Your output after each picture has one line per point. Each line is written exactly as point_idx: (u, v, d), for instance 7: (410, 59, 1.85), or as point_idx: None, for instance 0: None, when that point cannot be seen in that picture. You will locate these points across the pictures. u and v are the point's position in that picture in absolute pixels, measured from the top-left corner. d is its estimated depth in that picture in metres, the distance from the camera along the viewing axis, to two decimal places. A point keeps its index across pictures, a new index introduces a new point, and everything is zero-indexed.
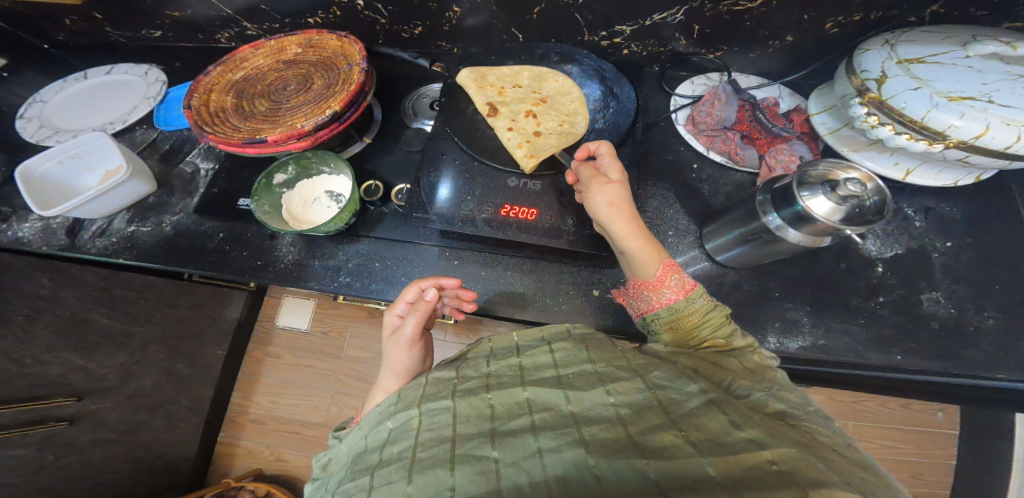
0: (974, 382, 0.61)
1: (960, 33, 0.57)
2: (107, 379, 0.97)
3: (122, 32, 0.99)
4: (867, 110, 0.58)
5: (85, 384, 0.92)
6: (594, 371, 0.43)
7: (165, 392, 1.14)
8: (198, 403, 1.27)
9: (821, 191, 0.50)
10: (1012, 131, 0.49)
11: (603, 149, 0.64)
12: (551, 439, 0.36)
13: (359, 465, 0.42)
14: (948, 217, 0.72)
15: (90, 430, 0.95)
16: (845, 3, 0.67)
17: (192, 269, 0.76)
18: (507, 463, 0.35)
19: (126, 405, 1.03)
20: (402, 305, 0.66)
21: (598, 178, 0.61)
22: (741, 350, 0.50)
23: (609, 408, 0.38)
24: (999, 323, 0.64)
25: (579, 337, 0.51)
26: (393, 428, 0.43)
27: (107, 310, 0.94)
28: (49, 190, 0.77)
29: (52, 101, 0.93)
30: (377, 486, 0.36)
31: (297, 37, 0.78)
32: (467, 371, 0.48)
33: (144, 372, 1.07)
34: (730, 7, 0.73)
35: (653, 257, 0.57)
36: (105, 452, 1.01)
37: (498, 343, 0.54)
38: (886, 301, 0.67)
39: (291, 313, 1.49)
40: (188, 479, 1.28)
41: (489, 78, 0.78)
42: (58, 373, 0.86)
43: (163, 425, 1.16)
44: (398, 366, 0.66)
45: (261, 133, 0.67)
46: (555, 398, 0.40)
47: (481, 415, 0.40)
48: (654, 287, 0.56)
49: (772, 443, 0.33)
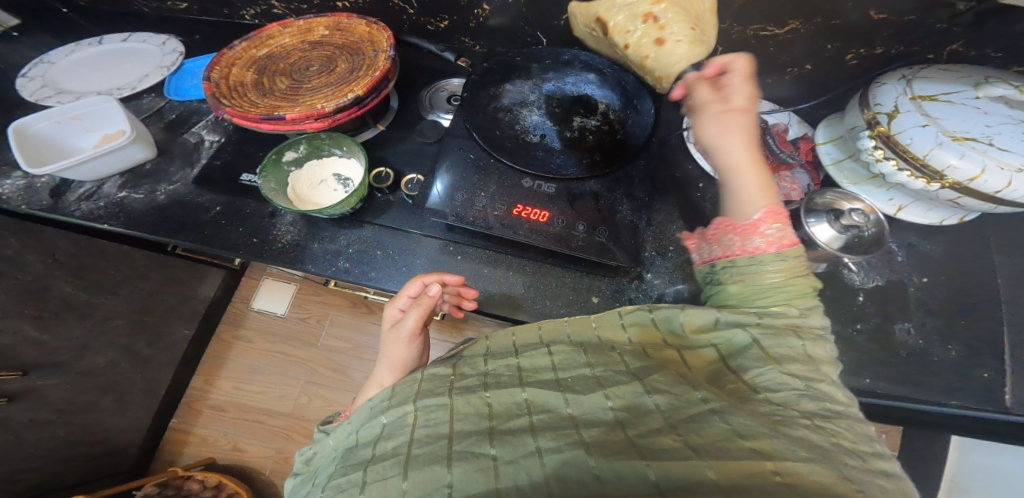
0: (933, 409, 0.64)
1: (974, 74, 0.61)
2: (58, 353, 0.93)
3: (146, 2, 0.96)
4: (874, 143, 0.61)
5: (34, 358, 0.88)
6: (594, 375, 0.44)
7: (119, 372, 1.11)
8: (153, 386, 1.23)
9: (825, 218, 0.54)
10: (1004, 176, 0.52)
11: (737, 67, 0.60)
12: (550, 439, 0.37)
13: (349, 459, 0.42)
14: (928, 254, 0.77)
15: (30, 409, 0.90)
16: (870, 35, 0.71)
17: (180, 241, 0.74)
18: (506, 462, 0.35)
19: (74, 383, 0.98)
20: (403, 299, 0.66)
21: (719, 107, 0.61)
22: (816, 336, 0.48)
23: (608, 412, 0.39)
24: (961, 354, 0.67)
25: (577, 341, 0.52)
26: (387, 423, 0.43)
27: (73, 279, 0.90)
28: (42, 149, 0.74)
29: (59, 63, 0.89)
30: (372, 481, 0.36)
31: (325, 19, 0.77)
32: (465, 369, 0.48)
33: (100, 348, 1.03)
34: (758, 31, 0.76)
35: (758, 198, 0.58)
36: (49, 430, 0.96)
37: (495, 343, 0.55)
38: (863, 329, 0.70)
39: (273, 298, 1.45)
40: (129, 466, 1.23)
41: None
42: (5, 344, 0.81)
43: (111, 408, 1.11)
44: (396, 359, 0.65)
45: (279, 110, 0.66)
46: (554, 400, 0.41)
47: (479, 413, 0.40)
48: (750, 230, 0.56)
49: (769, 448, 0.33)
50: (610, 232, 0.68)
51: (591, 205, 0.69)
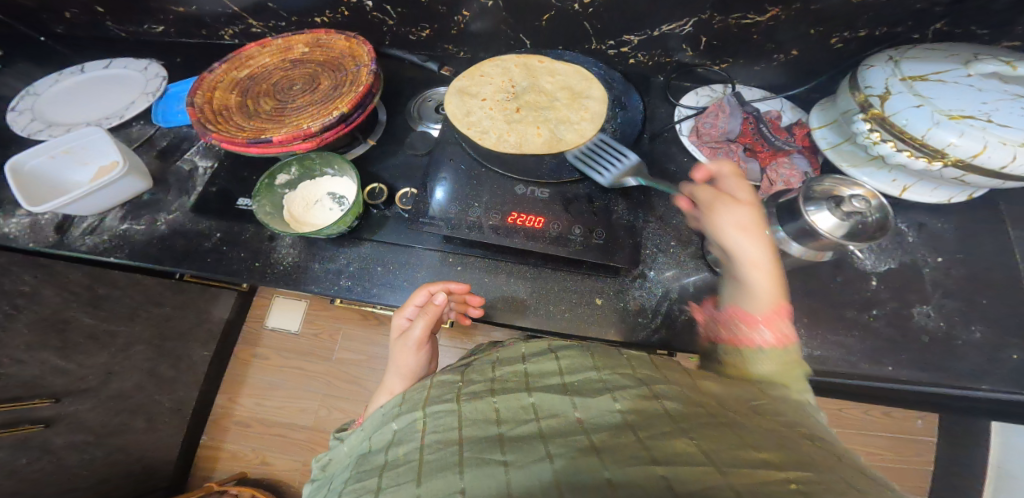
0: (963, 393, 0.62)
1: (961, 51, 0.60)
2: (87, 380, 0.95)
3: (124, 27, 0.97)
4: (869, 126, 0.59)
5: (64, 386, 0.90)
6: (600, 379, 0.44)
7: (148, 394, 1.12)
8: (181, 405, 1.25)
9: (826, 206, 0.51)
10: (1008, 151, 0.50)
11: (725, 171, 0.60)
12: (560, 444, 0.35)
13: (363, 465, 0.41)
14: (939, 233, 0.74)
15: (67, 433, 0.93)
16: (850, 18, 0.69)
17: (185, 270, 0.75)
18: (516, 467, 0.34)
19: (105, 407, 1.01)
20: (410, 308, 0.66)
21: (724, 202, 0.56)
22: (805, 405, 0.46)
23: (615, 415, 0.38)
24: (986, 336, 0.65)
25: (583, 345, 0.51)
26: (398, 429, 0.43)
27: (91, 310, 0.91)
28: (39, 185, 0.75)
29: (45, 94, 0.90)
30: (386, 487, 0.36)
31: (304, 37, 0.77)
32: (472, 375, 0.49)
33: (125, 373, 1.05)
34: (738, 20, 0.74)
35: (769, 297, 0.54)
36: (81, 456, 0.98)
37: (503, 352, 0.54)
38: (880, 314, 0.68)
39: (282, 315, 1.47)
40: (166, 483, 1.26)
41: (485, 91, 0.80)
42: (34, 375, 0.83)
43: (143, 428, 1.14)
44: (404, 368, 0.66)
45: (266, 133, 0.66)
46: (561, 405, 0.40)
47: (487, 419, 0.40)
48: (752, 324, 0.54)
49: (785, 462, 0.32)
50: (607, 232, 0.67)
51: (586, 207, 0.68)
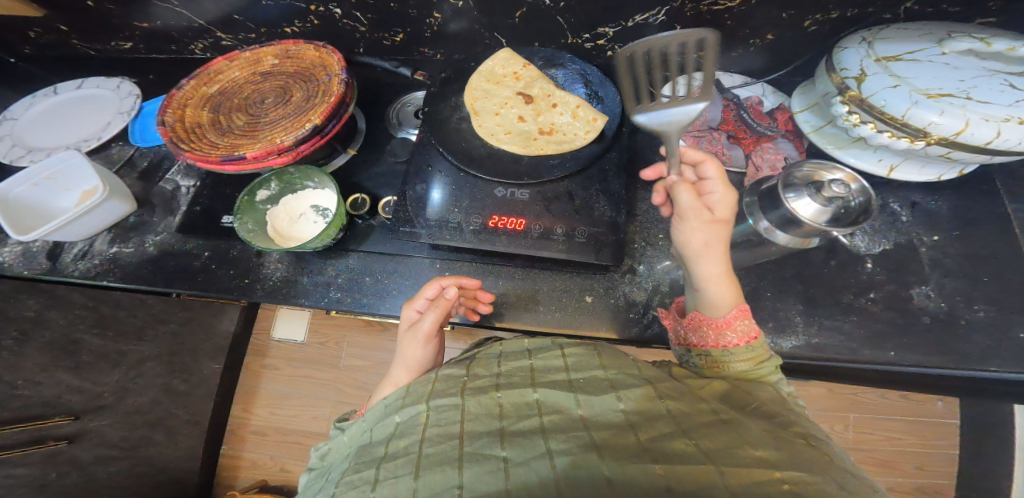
0: (970, 374, 0.61)
1: (935, 29, 0.58)
2: (102, 398, 0.96)
3: (92, 45, 0.96)
4: (848, 108, 0.58)
5: (81, 404, 0.91)
6: (606, 378, 0.41)
7: (165, 408, 1.13)
8: (197, 418, 1.26)
9: (805, 192, 0.50)
10: (992, 127, 0.49)
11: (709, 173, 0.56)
12: (561, 441, 0.33)
13: (361, 457, 0.38)
14: (935, 211, 0.73)
15: (89, 448, 0.95)
16: (821, 1, 0.67)
17: (177, 290, 0.75)
18: (516, 463, 0.32)
19: (123, 423, 1.02)
20: (420, 301, 0.64)
21: (701, 215, 0.53)
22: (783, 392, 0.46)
23: (619, 415, 0.36)
24: (989, 315, 0.64)
25: (590, 344, 0.48)
26: (400, 423, 0.40)
27: (98, 330, 0.91)
28: (26, 213, 0.75)
29: (23, 119, 0.91)
30: (383, 479, 0.33)
31: (273, 49, 0.77)
32: (478, 369, 0.45)
33: (141, 389, 1.06)
34: (710, 7, 0.72)
35: (727, 298, 0.54)
36: (103, 470, 1.00)
37: (508, 346, 0.52)
38: (877, 298, 0.67)
39: (287, 325, 1.48)
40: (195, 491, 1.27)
41: (497, 76, 0.80)
42: (51, 394, 0.86)
43: (165, 440, 1.15)
44: (411, 360, 0.64)
45: (240, 150, 0.66)
46: (565, 401, 0.38)
47: (489, 414, 0.37)
48: (717, 328, 0.52)
49: (781, 462, 0.31)
50: (590, 231, 0.66)
51: (569, 206, 0.67)
